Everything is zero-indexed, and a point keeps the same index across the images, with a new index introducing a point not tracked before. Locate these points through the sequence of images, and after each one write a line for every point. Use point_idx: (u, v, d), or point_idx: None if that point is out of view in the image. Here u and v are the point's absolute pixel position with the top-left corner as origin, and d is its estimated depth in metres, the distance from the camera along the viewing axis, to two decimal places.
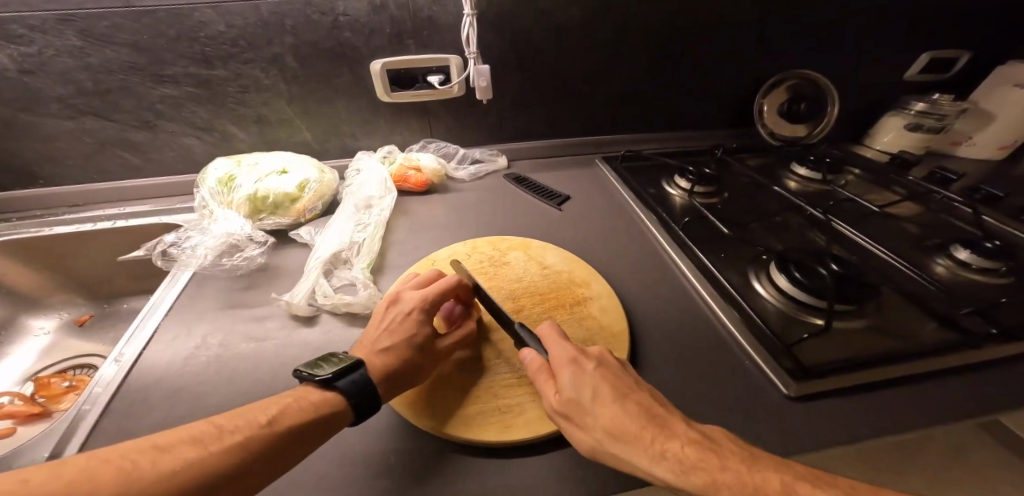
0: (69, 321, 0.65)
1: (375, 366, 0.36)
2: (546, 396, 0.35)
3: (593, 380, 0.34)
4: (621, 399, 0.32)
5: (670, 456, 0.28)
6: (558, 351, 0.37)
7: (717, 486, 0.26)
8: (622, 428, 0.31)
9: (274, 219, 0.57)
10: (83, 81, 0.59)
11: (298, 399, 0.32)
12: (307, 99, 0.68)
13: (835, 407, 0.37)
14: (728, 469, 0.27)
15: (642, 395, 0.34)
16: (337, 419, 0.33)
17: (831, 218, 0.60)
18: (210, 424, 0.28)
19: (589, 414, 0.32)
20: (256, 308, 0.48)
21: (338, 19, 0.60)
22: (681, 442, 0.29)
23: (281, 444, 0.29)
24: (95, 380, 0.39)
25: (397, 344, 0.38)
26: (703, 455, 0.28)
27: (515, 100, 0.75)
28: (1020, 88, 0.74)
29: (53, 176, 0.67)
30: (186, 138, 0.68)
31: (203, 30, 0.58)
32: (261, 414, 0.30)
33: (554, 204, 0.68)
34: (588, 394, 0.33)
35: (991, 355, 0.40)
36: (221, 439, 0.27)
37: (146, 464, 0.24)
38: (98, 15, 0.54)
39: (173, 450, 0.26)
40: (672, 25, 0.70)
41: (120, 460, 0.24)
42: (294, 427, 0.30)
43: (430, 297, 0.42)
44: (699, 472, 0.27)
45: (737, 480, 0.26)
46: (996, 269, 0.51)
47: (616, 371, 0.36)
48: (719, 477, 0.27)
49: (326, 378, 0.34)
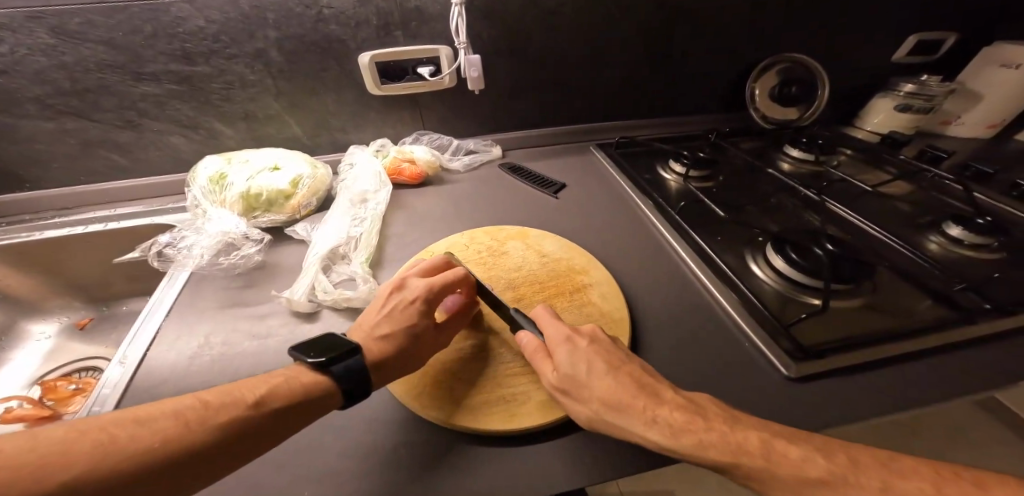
0: (70, 325, 0.64)
1: (371, 352, 0.37)
2: (546, 375, 0.36)
3: (586, 356, 0.35)
4: (614, 371, 0.34)
5: (661, 420, 0.30)
6: (553, 332, 0.38)
7: (703, 445, 0.29)
8: (615, 398, 0.32)
9: (269, 216, 0.57)
10: (58, 80, 0.57)
11: (288, 380, 0.32)
12: (295, 93, 0.66)
13: (838, 386, 0.38)
14: (712, 430, 0.29)
15: (633, 366, 0.35)
16: (326, 402, 0.33)
17: (825, 198, 0.61)
18: (194, 398, 0.28)
19: (586, 388, 0.33)
20: (257, 306, 0.48)
21: (322, 11, 0.59)
22: (670, 408, 0.31)
23: (265, 425, 0.29)
24: (102, 382, 0.39)
25: (396, 331, 0.39)
26: (690, 418, 0.30)
27: (509, 90, 0.74)
28: (1006, 68, 0.75)
29: (37, 179, 0.65)
30: (172, 136, 0.66)
31: (181, 25, 0.56)
32: (248, 393, 0.30)
33: (550, 192, 0.68)
34: (582, 369, 0.34)
35: (987, 330, 0.41)
36: (204, 417, 0.27)
37: (126, 439, 0.24)
38: (70, 12, 0.52)
39: (154, 424, 0.26)
40: (673, 28, 0.72)
41: (100, 431, 0.24)
42: (280, 409, 0.30)
43: (435, 287, 0.42)
44: (687, 434, 0.29)
45: (721, 440, 0.29)
46: (988, 245, 0.52)
47: (608, 345, 0.37)
48: (704, 437, 0.29)
49: (319, 362, 0.34)
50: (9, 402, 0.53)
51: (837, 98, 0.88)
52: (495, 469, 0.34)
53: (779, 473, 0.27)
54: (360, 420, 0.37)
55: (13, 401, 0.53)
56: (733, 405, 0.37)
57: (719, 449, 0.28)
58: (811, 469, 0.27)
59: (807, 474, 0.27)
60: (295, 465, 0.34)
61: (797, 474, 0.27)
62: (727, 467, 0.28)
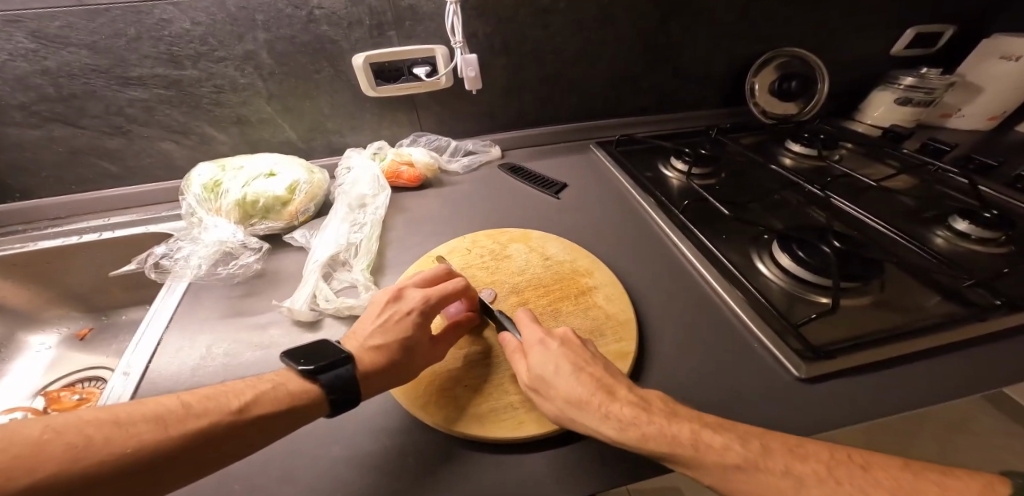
0: (69, 335, 0.63)
1: (363, 361, 0.36)
2: (519, 372, 0.36)
3: (556, 357, 0.35)
4: (578, 372, 0.34)
5: (612, 417, 0.31)
6: (529, 334, 0.38)
7: (643, 439, 0.29)
8: (574, 396, 0.32)
9: (267, 223, 0.55)
10: (42, 87, 0.55)
11: (276, 387, 0.32)
12: (287, 96, 0.65)
13: (848, 386, 0.37)
14: (653, 424, 0.30)
15: (601, 367, 0.35)
16: (310, 411, 0.32)
17: (830, 194, 0.61)
18: (178, 400, 0.28)
19: (550, 388, 0.34)
20: (258, 316, 0.47)
21: (313, 12, 0.57)
22: (620, 405, 0.31)
23: (243, 433, 0.28)
24: (104, 395, 0.38)
25: (390, 343, 0.37)
26: (637, 414, 0.30)
27: (507, 88, 0.73)
28: (1007, 61, 0.74)
29: (28, 188, 0.64)
30: (163, 142, 0.65)
31: (167, 28, 0.55)
32: (233, 398, 0.30)
33: (552, 192, 0.67)
34: (550, 370, 0.34)
35: (1001, 326, 0.41)
36: (184, 420, 0.27)
37: (101, 443, 0.24)
38: (50, 15, 0.51)
39: (132, 427, 0.25)
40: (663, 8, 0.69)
41: (76, 433, 0.24)
42: (261, 418, 0.29)
43: (432, 299, 0.41)
44: (633, 428, 0.30)
45: (662, 433, 0.29)
46: (995, 239, 0.52)
47: (580, 348, 0.37)
48: (646, 430, 0.29)
49: (308, 369, 0.33)
50: (12, 413, 0.53)
51: (837, 91, 0.87)
52: (511, 474, 0.33)
53: (706, 461, 0.28)
54: (366, 429, 0.36)
55: (17, 412, 0.53)
56: (747, 408, 0.36)
57: (659, 442, 0.29)
58: (730, 456, 0.28)
59: (728, 461, 0.28)
60: (301, 477, 0.33)
61: (720, 462, 0.28)
62: (663, 456, 0.29)
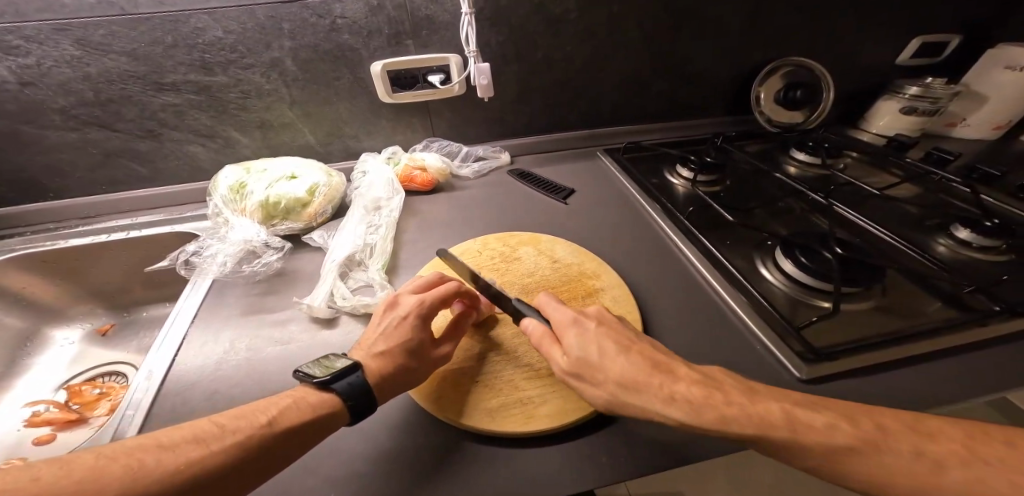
0: (92, 331, 0.66)
1: (370, 368, 0.37)
2: (557, 359, 0.37)
3: (596, 339, 0.37)
4: (626, 352, 0.36)
5: (679, 397, 0.32)
6: (559, 316, 0.40)
7: (725, 419, 0.30)
8: (632, 380, 0.34)
9: (287, 224, 0.58)
10: (82, 92, 0.59)
11: (297, 401, 0.33)
12: (308, 101, 0.68)
13: (847, 386, 0.38)
14: (733, 404, 0.31)
15: (643, 346, 0.37)
16: (333, 420, 0.34)
17: (833, 202, 0.62)
18: (211, 422, 0.30)
19: (599, 370, 0.35)
20: (279, 312, 0.49)
21: (336, 21, 0.60)
22: (684, 384, 0.33)
23: (274, 444, 0.30)
24: (131, 391, 0.40)
25: (392, 348, 0.39)
26: (706, 392, 0.32)
27: (519, 95, 0.75)
28: (1012, 71, 0.75)
29: (60, 188, 0.67)
30: (190, 145, 0.68)
31: (201, 36, 0.58)
32: (260, 415, 0.31)
33: (559, 197, 0.69)
34: (598, 353, 0.36)
35: (997, 332, 0.42)
36: (221, 438, 0.29)
37: (151, 463, 0.26)
38: (95, 24, 0.54)
39: (176, 449, 0.27)
40: (671, 17, 0.71)
41: (126, 457, 0.26)
42: (290, 429, 0.31)
43: (426, 302, 0.43)
44: (709, 409, 0.31)
45: (742, 412, 0.31)
46: (995, 247, 0.53)
47: (615, 326, 0.39)
48: (725, 411, 0.31)
49: (323, 380, 0.35)
50: (36, 406, 0.55)
51: (842, 100, 0.88)
52: (526, 464, 0.35)
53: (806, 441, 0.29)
54: (382, 423, 0.38)
55: (41, 404, 0.55)
56: None
57: (742, 423, 0.30)
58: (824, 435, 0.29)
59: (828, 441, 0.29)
60: (323, 467, 0.35)
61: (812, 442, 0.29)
62: (752, 438, 0.30)
